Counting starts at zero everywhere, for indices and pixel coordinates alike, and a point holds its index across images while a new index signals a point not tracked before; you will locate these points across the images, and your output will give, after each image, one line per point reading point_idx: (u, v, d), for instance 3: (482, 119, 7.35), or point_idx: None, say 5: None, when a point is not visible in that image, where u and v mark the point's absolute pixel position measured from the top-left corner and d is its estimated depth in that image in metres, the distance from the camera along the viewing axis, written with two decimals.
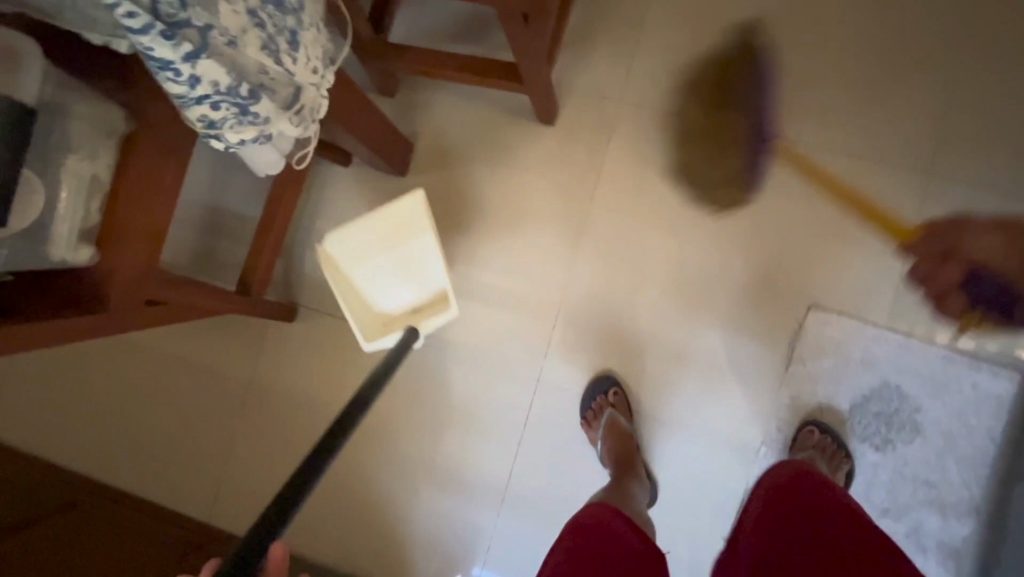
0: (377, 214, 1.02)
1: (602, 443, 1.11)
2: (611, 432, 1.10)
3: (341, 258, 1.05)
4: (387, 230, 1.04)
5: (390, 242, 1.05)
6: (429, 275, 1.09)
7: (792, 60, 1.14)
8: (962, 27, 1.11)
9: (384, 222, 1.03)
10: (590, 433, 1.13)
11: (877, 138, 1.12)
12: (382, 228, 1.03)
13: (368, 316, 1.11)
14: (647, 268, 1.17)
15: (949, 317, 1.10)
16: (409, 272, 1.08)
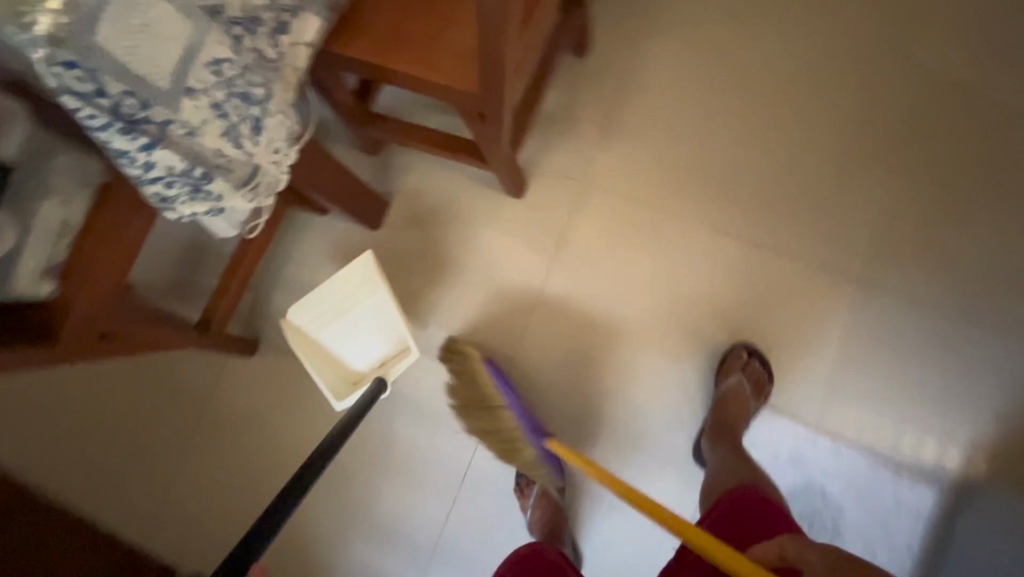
0: (331, 282, 1.13)
1: (531, 510, 1.14)
2: (540, 502, 1.13)
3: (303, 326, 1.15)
4: (343, 292, 1.15)
5: (348, 303, 1.15)
6: (393, 326, 1.18)
7: (746, 164, 1.22)
8: (905, 152, 1.19)
9: (341, 287, 1.14)
10: (522, 500, 1.16)
11: (819, 246, 1.19)
12: (338, 294, 1.14)
13: (339, 378, 1.19)
14: (594, 342, 1.22)
15: (876, 424, 1.14)
16: (373, 326, 1.17)
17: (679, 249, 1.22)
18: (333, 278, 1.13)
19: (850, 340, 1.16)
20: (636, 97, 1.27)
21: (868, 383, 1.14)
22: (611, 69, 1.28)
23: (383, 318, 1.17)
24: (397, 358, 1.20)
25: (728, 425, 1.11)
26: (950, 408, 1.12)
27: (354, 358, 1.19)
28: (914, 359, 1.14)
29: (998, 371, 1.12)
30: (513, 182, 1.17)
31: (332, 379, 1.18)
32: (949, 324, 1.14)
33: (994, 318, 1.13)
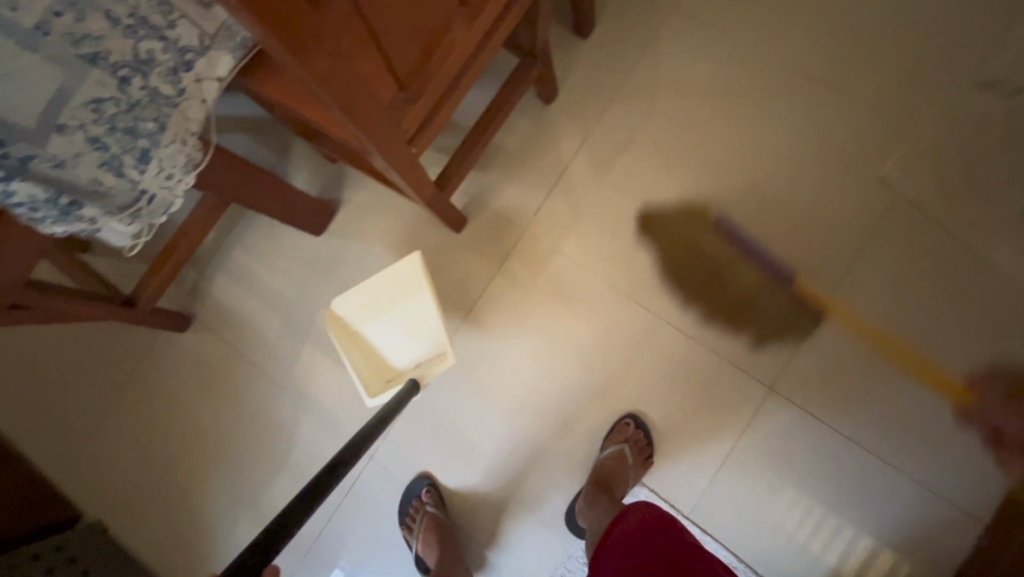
0: (378, 276, 1.16)
1: (419, 544, 1.18)
2: (427, 533, 1.18)
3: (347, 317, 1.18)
4: (390, 290, 1.18)
5: (395, 301, 1.19)
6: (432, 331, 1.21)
7: (679, 243, 1.23)
8: (839, 263, 1.18)
9: (387, 283, 1.16)
10: (410, 535, 1.21)
11: (731, 340, 1.19)
12: (383, 289, 1.17)
13: (374, 374, 1.21)
14: (498, 385, 1.25)
15: (744, 525, 1.16)
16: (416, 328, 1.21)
17: (597, 314, 1.24)
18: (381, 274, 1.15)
19: (742, 440, 1.17)
20: (593, 156, 1.28)
21: (747, 484, 1.16)
22: (574, 124, 1.30)
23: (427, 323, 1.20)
24: (432, 362, 1.22)
25: (605, 481, 1.13)
26: (820, 524, 1.14)
27: (394, 356, 1.23)
28: (798, 473, 1.16)
29: (880, 500, 1.13)
30: (449, 218, 1.21)
31: (370, 374, 1.20)
32: (841, 445, 1.15)
33: (890, 448, 1.13)
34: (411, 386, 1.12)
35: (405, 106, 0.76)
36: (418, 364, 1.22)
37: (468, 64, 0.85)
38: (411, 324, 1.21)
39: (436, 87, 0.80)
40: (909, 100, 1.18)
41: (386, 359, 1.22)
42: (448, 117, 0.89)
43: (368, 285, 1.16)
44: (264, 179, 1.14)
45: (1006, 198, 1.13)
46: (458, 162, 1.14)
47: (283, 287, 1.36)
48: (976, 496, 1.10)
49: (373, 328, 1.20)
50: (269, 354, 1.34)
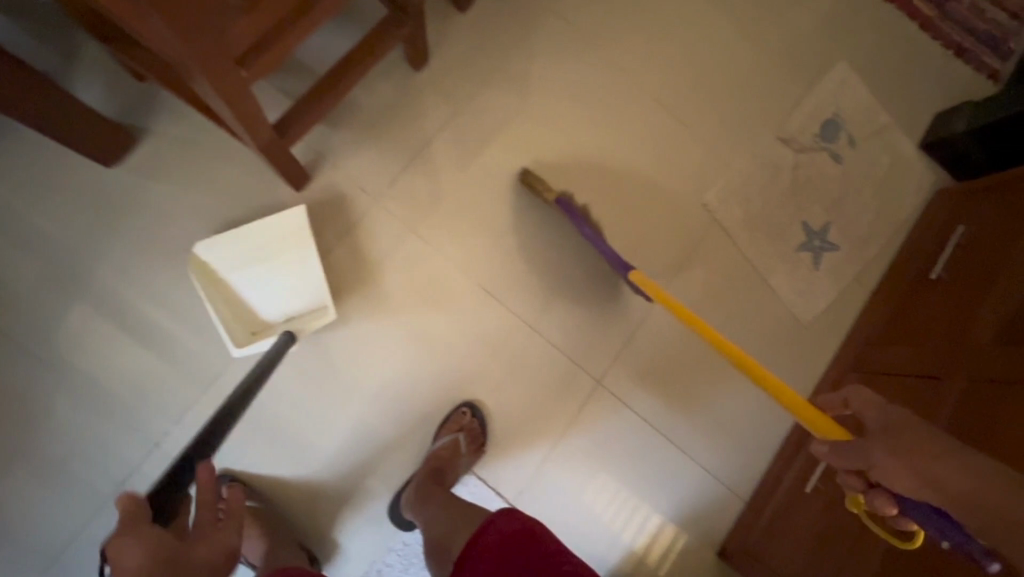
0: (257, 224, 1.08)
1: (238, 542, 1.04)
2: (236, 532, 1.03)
3: (216, 263, 1.07)
4: (271, 242, 1.10)
5: (274, 252, 1.10)
6: (312, 284, 1.11)
7: (531, 236, 1.25)
8: (665, 273, 1.31)
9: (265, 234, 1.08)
10: None
11: (568, 334, 1.25)
12: (260, 240, 1.09)
13: (239, 326, 1.08)
14: (327, 365, 1.13)
15: (562, 510, 1.22)
16: (295, 279, 1.11)
17: (443, 297, 1.20)
18: (260, 224, 1.07)
19: (568, 429, 1.23)
20: (455, 133, 1.24)
21: (570, 472, 1.23)
22: (441, 95, 1.24)
23: (307, 275, 1.10)
24: (309, 316, 1.11)
25: (435, 472, 1.09)
26: (624, 508, 1.25)
27: (262, 308, 1.10)
28: (611, 460, 1.25)
29: (676, 485, 1.27)
30: (289, 171, 1.06)
31: (233, 321, 1.07)
32: (648, 435, 1.27)
33: (689, 438, 1.28)
34: (288, 339, 1.04)
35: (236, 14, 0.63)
36: (292, 316, 1.11)
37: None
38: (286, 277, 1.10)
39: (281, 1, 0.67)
40: (730, 138, 1.37)
41: (253, 310, 1.10)
42: (293, 43, 0.75)
43: (245, 230, 1.07)
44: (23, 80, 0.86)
45: (787, 233, 1.38)
46: (303, 109, 1.00)
47: (46, 225, 1.05)
48: (745, 479, 1.29)
49: (243, 277, 1.09)
50: (17, 311, 1.03)
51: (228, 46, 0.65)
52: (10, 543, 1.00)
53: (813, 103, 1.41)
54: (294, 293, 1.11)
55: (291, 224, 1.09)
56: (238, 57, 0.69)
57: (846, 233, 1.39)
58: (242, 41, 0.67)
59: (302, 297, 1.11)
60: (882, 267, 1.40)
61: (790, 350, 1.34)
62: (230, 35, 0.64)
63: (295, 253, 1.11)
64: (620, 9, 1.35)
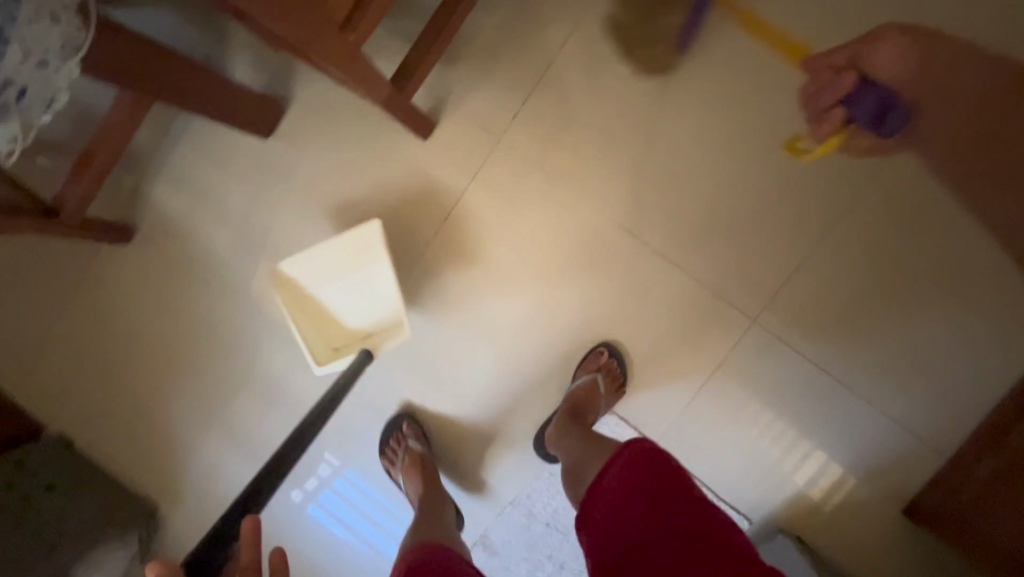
0: (335, 238, 1.11)
1: (403, 479, 1.16)
2: (406, 467, 1.15)
3: (302, 279, 1.14)
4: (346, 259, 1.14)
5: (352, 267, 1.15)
6: (387, 301, 1.16)
7: (668, 161, 1.11)
8: (843, 189, 1.07)
9: (344, 249, 1.12)
10: (393, 468, 1.19)
11: (716, 268, 1.12)
12: (340, 255, 1.13)
13: (324, 342, 1.18)
14: (467, 308, 1.18)
15: (712, 453, 1.16)
16: (374, 296, 1.16)
17: (574, 234, 1.14)
18: (339, 239, 1.10)
19: (716, 370, 1.14)
20: (582, 45, 1.11)
21: (719, 414, 1.15)
22: (564, 3, 1.11)
23: (383, 290, 1.15)
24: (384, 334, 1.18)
25: (574, 410, 1.10)
26: (785, 455, 1.14)
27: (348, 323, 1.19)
28: (767, 398, 1.13)
29: (848, 434, 1.12)
30: (414, 120, 1.06)
31: (319, 339, 1.17)
32: (814, 373, 1.11)
33: (868, 382, 1.10)
34: (365, 356, 1.11)
35: None
36: (370, 334, 1.18)
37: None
38: (365, 293, 1.16)
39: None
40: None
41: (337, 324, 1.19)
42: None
43: (326, 247, 1.11)
44: (188, 74, 0.97)
45: None
46: (418, 57, 0.98)
47: (231, 196, 1.23)
48: (942, 428, 1.08)
49: (328, 293, 1.16)
50: (220, 268, 1.24)
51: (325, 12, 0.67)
52: (239, 452, 1.27)
53: None
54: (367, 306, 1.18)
55: (362, 239, 1.11)
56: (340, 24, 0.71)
57: None
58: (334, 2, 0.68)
59: (382, 314, 1.17)
60: None
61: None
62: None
63: (371, 270, 1.15)
64: None
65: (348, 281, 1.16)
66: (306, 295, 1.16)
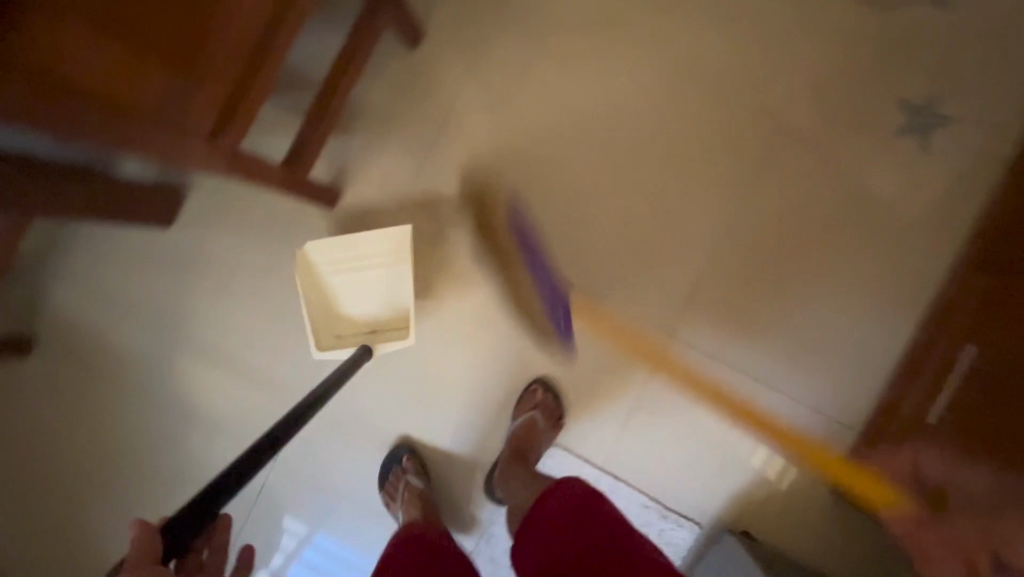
0: (362, 233, 1.09)
1: (402, 513, 1.13)
2: (407, 499, 1.13)
3: (318, 264, 1.11)
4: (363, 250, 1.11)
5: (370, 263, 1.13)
6: (398, 302, 1.14)
7: (567, 199, 1.19)
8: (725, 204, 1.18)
9: (366, 244, 1.10)
10: (392, 506, 1.16)
11: (627, 292, 1.20)
12: (362, 248, 1.11)
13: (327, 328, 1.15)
14: (401, 364, 1.22)
15: (655, 467, 1.21)
16: (385, 296, 1.14)
17: (492, 279, 1.19)
18: (366, 233, 1.09)
19: (645, 387, 1.20)
20: (473, 102, 1.18)
21: (655, 429, 1.20)
22: (450, 65, 1.18)
23: (394, 289, 1.14)
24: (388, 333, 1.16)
25: (516, 452, 1.12)
26: (722, 456, 1.20)
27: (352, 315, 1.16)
28: (696, 406, 1.20)
29: (776, 428, 1.18)
30: (316, 194, 1.07)
31: (323, 326, 1.14)
32: (733, 375, 1.19)
33: (782, 376, 1.18)
34: (365, 351, 1.08)
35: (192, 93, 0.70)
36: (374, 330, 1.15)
37: (268, 42, 0.77)
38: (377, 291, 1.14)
39: (224, 76, 0.73)
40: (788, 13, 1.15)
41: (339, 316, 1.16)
42: (260, 104, 0.83)
43: (350, 238, 1.10)
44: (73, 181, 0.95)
45: (878, 121, 1.14)
46: (310, 135, 0.99)
47: (138, 290, 1.19)
48: (855, 409, 1.17)
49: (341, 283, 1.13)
50: (134, 366, 1.19)
51: (183, 122, 0.72)
52: None
53: None
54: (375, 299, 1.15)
55: (389, 239, 1.10)
56: (208, 132, 0.77)
57: (964, 99, 1.11)
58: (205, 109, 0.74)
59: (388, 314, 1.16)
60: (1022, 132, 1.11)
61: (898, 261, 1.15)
62: (169, 111, 0.69)
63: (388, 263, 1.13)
64: None
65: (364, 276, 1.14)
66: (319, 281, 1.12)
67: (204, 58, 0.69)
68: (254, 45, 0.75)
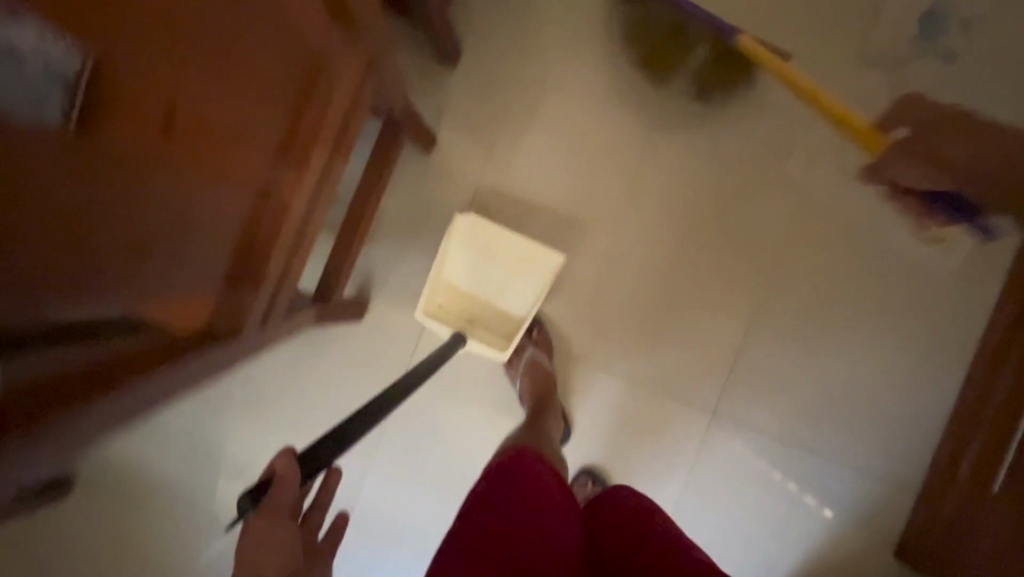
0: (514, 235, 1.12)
1: (521, 380, 1.14)
2: (530, 368, 1.13)
3: (462, 233, 1.12)
4: (507, 251, 1.14)
5: (505, 263, 1.15)
6: (512, 308, 1.16)
7: (597, 286, 1.19)
8: (756, 277, 1.17)
9: (512, 246, 1.13)
10: (513, 370, 1.16)
11: (666, 372, 1.19)
12: (505, 246, 1.13)
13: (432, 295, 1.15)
14: (455, 459, 1.20)
15: (715, 546, 1.19)
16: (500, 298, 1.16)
17: None
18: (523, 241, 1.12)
19: (695, 465, 1.19)
20: (495, 195, 1.19)
21: (712, 507, 1.19)
22: (466, 157, 1.18)
23: (513, 295, 1.16)
24: (485, 336, 1.16)
25: None
26: (783, 533, 1.18)
27: (456, 291, 1.17)
28: (749, 481, 1.19)
29: (832, 496, 1.17)
30: (346, 315, 1.07)
31: (433, 291, 1.14)
32: (782, 447, 1.18)
33: (832, 443, 1.17)
34: (458, 337, 1.09)
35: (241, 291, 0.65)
36: (471, 323, 1.16)
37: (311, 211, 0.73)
38: (498, 287, 1.16)
39: (274, 269, 0.69)
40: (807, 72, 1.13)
41: (448, 298, 1.16)
42: (299, 275, 0.79)
43: (502, 230, 1.12)
44: None
45: None
46: (337, 267, 0.99)
47: (175, 420, 1.19)
48: (907, 465, 1.16)
49: (469, 263, 1.15)
50: (179, 499, 1.18)
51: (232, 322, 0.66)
52: None
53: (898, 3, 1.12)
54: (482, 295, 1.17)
55: (538, 256, 1.13)
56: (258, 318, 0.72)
57: None
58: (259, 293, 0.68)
59: (494, 316, 1.17)
60: None
61: (938, 317, 1.14)
62: (220, 319, 0.64)
63: (521, 278, 1.15)
64: None
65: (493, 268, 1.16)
66: (453, 247, 1.14)
67: (243, 258, 0.64)
68: (296, 230, 0.71)
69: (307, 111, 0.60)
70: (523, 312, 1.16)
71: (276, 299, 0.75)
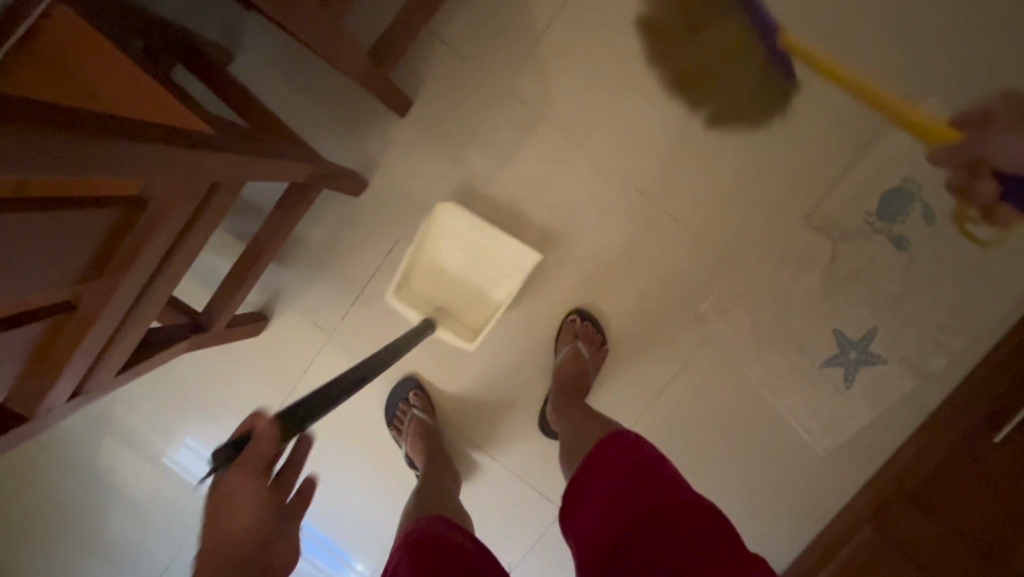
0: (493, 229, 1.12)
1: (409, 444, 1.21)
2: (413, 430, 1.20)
3: (444, 226, 1.14)
4: (489, 249, 1.15)
5: (482, 255, 1.16)
6: (486, 296, 1.18)
7: (490, 359, 1.24)
8: (640, 397, 1.21)
9: (493, 240, 1.14)
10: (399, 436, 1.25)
11: (534, 452, 1.27)
12: (489, 242, 1.14)
13: (407, 280, 1.17)
14: (329, 470, 1.32)
15: None
16: (479, 281, 1.18)
17: None
18: (500, 237, 1.12)
19: (540, 536, 1.29)
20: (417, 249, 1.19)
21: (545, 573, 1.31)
22: (394, 208, 1.18)
23: (491, 279, 1.17)
24: (454, 324, 1.19)
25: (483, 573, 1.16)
26: None
27: (438, 273, 1.18)
28: None
29: None
30: (240, 334, 1.13)
31: (410, 274, 1.17)
32: None
33: None
34: (428, 323, 1.13)
35: (40, 379, 0.68)
36: (442, 309, 1.19)
37: (144, 296, 0.73)
38: (477, 274, 1.17)
39: (87, 347, 0.68)
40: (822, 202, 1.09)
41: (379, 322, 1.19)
42: (135, 339, 0.79)
43: (482, 224, 1.12)
44: None
45: (805, 345, 1.14)
46: (223, 299, 1.02)
47: None
48: None
49: (450, 250, 1.16)
50: (63, 445, 1.30)
51: (33, 397, 0.70)
52: None
53: (862, 175, 1.07)
54: (461, 283, 1.18)
55: (511, 254, 1.14)
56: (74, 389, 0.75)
57: (899, 343, 1.11)
58: (64, 375, 0.70)
59: (467, 300, 1.19)
60: (950, 385, 1.10)
61: (796, 481, 1.18)
62: (17, 398, 0.69)
63: (494, 269, 1.16)
64: (596, 73, 1.10)
65: (472, 257, 1.16)
66: (434, 236, 1.15)
67: (46, 353, 0.66)
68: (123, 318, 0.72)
69: (121, 241, 0.62)
70: (498, 296, 1.17)
71: (93, 370, 0.75)
